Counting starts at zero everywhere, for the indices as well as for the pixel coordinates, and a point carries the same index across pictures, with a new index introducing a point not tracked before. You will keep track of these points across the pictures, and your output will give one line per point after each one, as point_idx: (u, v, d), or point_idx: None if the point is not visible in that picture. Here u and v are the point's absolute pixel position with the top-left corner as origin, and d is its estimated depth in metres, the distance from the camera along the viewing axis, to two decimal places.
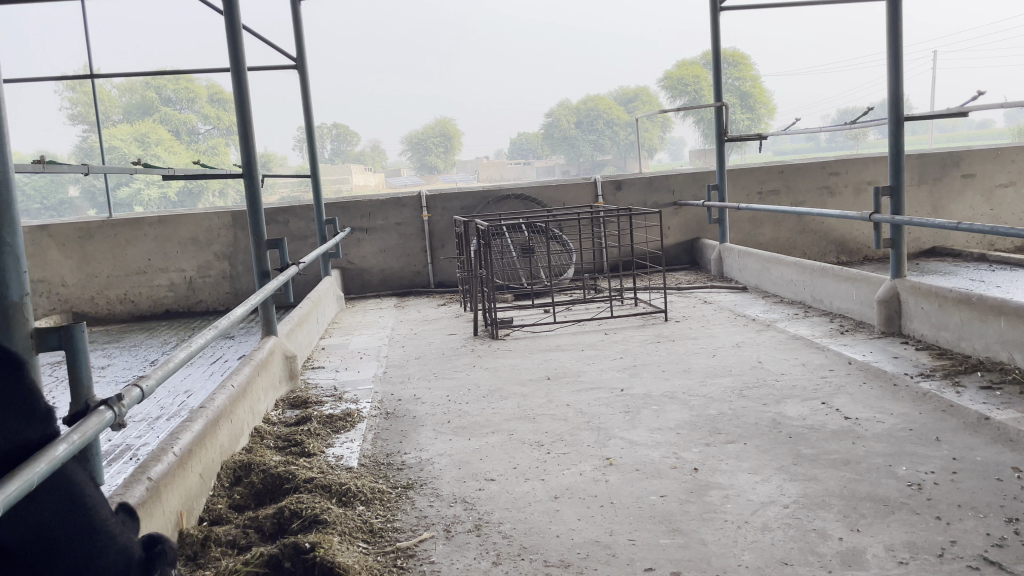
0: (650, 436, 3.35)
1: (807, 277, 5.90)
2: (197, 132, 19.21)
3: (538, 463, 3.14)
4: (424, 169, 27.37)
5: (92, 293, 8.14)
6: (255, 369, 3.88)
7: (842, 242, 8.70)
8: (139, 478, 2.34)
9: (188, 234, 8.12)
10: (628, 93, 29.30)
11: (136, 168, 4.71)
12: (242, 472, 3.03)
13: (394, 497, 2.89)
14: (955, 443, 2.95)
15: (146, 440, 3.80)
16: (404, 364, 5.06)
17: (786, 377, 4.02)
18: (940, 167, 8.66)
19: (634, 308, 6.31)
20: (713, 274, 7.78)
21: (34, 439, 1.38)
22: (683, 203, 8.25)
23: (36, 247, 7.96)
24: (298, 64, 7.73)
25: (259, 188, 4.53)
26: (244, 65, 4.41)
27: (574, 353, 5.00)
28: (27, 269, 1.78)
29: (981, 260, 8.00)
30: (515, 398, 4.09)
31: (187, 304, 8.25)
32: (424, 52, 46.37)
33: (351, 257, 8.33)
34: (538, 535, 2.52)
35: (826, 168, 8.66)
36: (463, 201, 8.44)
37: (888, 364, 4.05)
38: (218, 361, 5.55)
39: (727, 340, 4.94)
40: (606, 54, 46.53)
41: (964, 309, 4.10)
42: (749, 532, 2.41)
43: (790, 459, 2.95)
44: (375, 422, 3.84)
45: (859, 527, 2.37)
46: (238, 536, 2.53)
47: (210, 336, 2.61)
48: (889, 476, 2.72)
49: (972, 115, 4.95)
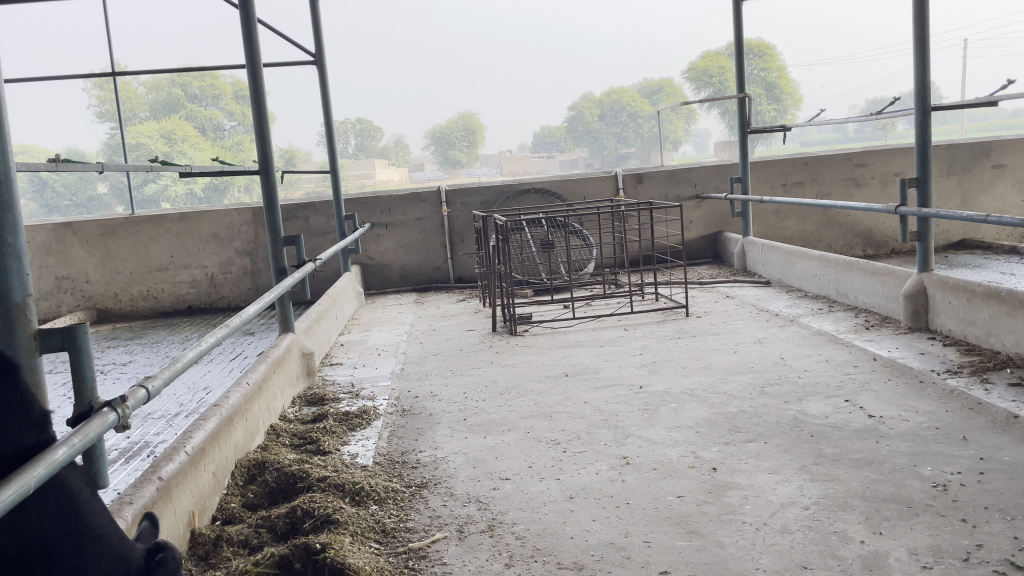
0: (668, 434, 3.29)
1: (831, 271, 5.80)
2: (223, 128, 19.15)
3: (554, 462, 3.10)
4: (447, 163, 27.40)
5: (116, 290, 8.22)
6: (272, 366, 3.88)
7: (868, 235, 8.55)
8: (150, 477, 2.33)
9: (209, 231, 8.18)
10: (651, 86, 29.00)
11: (153, 166, 4.67)
12: (256, 471, 3.02)
13: (407, 496, 2.87)
14: (982, 442, 2.86)
15: (164, 437, 3.83)
16: (422, 360, 5.04)
17: (809, 374, 3.94)
18: (970, 157, 8.47)
19: (655, 303, 6.24)
20: (736, 268, 7.67)
21: (29, 444, 1.35)
22: (706, 196, 8.14)
23: (60, 244, 8.05)
24: (316, 60, 7.72)
25: (275, 185, 4.53)
26: (259, 63, 4.41)
27: (593, 349, 4.95)
28: (29, 271, 1.78)
29: (1012, 252, 7.81)
30: (533, 395, 4.06)
31: (209, 300, 8.31)
32: (446, 47, 46.36)
33: (371, 252, 8.33)
34: (552, 536, 2.47)
35: (851, 159, 8.51)
36: (483, 196, 8.41)
37: (914, 360, 3.96)
38: (237, 357, 5.57)
39: (750, 336, 4.86)
40: (628, 47, 46.24)
41: (992, 304, 3.99)
42: (767, 535, 2.35)
43: (812, 459, 2.88)
44: (392, 419, 3.82)
45: (881, 530, 2.31)
46: (250, 535, 2.52)
47: (221, 336, 2.58)
48: (913, 476, 2.64)
49: (1002, 104, 4.80)
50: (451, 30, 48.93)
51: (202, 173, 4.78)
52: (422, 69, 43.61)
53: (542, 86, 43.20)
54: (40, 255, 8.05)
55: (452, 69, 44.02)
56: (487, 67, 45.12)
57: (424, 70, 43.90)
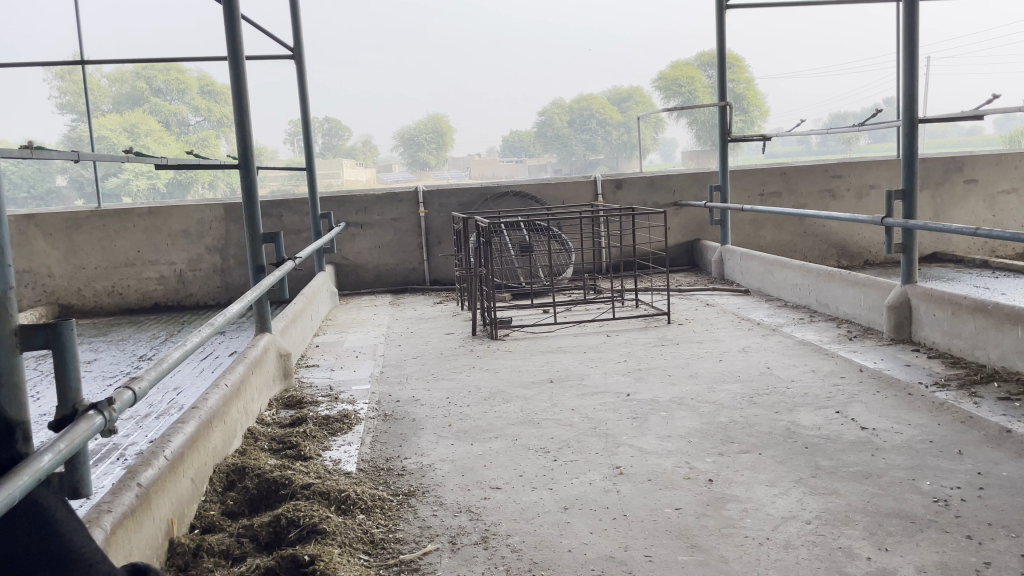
0: (660, 444, 3.23)
1: (812, 280, 5.80)
2: (188, 123, 17.39)
3: (546, 471, 3.02)
4: (417, 165, 27.03)
5: (79, 285, 7.95)
6: (249, 367, 3.74)
7: (843, 246, 8.63)
8: (128, 484, 2.20)
9: (179, 226, 7.96)
10: (621, 92, 28.66)
11: (127, 156, 4.47)
12: (236, 477, 2.89)
13: (395, 505, 2.76)
14: (978, 456, 2.85)
15: (134, 440, 3.66)
16: (401, 364, 4.92)
17: (797, 384, 3.91)
18: (944, 171, 8.61)
19: (636, 309, 6.22)
20: (714, 276, 7.70)
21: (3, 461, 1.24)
22: (685, 203, 8.16)
23: (22, 237, 7.78)
24: (296, 54, 7.56)
25: (256, 179, 4.37)
26: (243, 54, 4.26)
27: (576, 355, 4.90)
28: (10, 262, 1.62)
29: (984, 266, 7.95)
30: (518, 401, 3.97)
31: (176, 297, 8.08)
32: (416, 46, 45.77)
33: (345, 252, 8.19)
34: (549, 549, 2.39)
35: (828, 171, 8.59)
36: (461, 197, 8.30)
37: (900, 372, 3.96)
38: (209, 357, 5.41)
39: (734, 345, 4.84)
40: (600, 51, 46.19)
41: (978, 318, 4.01)
42: (772, 550, 2.29)
43: (809, 471, 2.84)
44: (374, 424, 3.71)
45: (887, 546, 2.26)
46: (232, 545, 2.40)
47: (206, 335, 2.44)
48: (913, 491, 2.61)
49: (986, 118, 4.86)
50: (421, 31, 48.36)
51: (179, 166, 4.60)
52: (399, 66, 43.17)
53: (519, 86, 42.93)
54: None
55: (429, 68, 43.64)
56: (464, 66, 44.83)
57: (400, 68, 43.50)
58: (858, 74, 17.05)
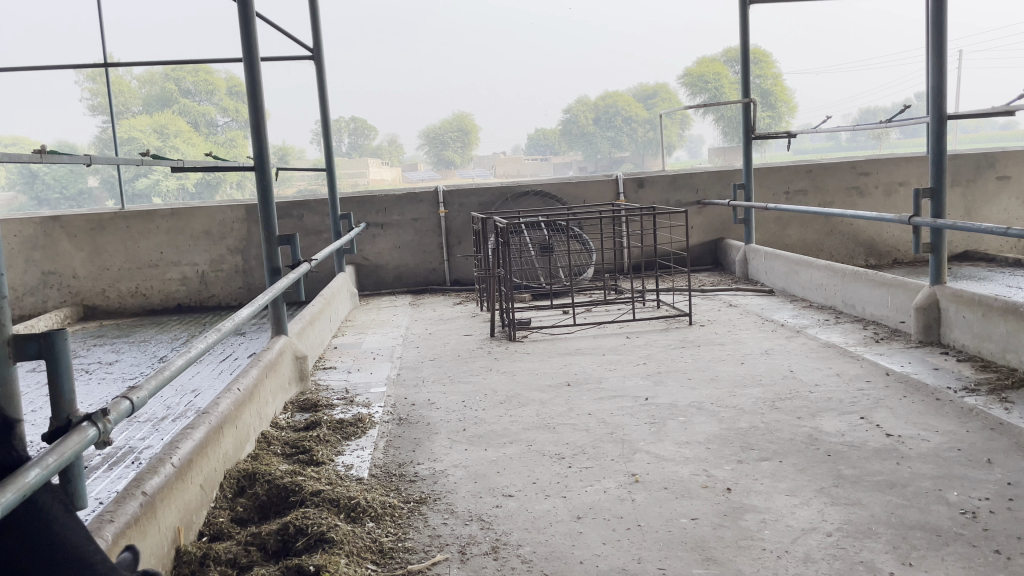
0: (677, 451, 3.15)
1: (838, 280, 5.67)
2: (215, 124, 17.60)
3: (560, 479, 2.96)
4: (440, 163, 26.89)
5: (103, 286, 8.03)
6: (264, 370, 3.72)
7: (871, 244, 8.46)
8: (133, 492, 2.18)
9: (201, 227, 8.02)
10: (647, 90, 28.37)
11: (144, 159, 4.45)
12: (246, 482, 2.87)
13: (405, 513, 2.72)
14: (1008, 465, 2.75)
15: (149, 443, 3.66)
16: (418, 366, 4.88)
17: (821, 388, 3.82)
18: (975, 168, 8.40)
19: (656, 310, 6.13)
20: (738, 275, 7.58)
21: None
22: (708, 202, 8.04)
23: (47, 239, 7.87)
24: (315, 55, 7.56)
25: (270, 181, 4.34)
26: (257, 55, 4.25)
27: (596, 357, 4.83)
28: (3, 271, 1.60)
29: (1017, 265, 7.74)
30: (534, 405, 3.91)
31: (199, 298, 8.14)
32: (441, 46, 45.76)
33: (366, 252, 8.19)
34: (560, 561, 2.33)
35: (856, 168, 8.42)
36: (481, 197, 8.25)
37: (928, 376, 3.84)
38: (228, 359, 5.42)
39: (756, 347, 4.74)
40: (625, 47, 45.84)
41: (1009, 320, 3.87)
42: (790, 563, 2.21)
43: (831, 480, 2.75)
44: (387, 429, 3.67)
45: (911, 560, 2.17)
46: (239, 553, 2.37)
47: (212, 341, 2.42)
48: (939, 502, 2.52)
49: (1018, 112, 4.70)
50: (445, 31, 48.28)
51: (196, 168, 4.58)
52: (423, 66, 43.16)
53: (543, 83, 42.72)
54: (25, 250, 7.87)
55: (453, 67, 43.56)
56: (489, 64, 44.68)
57: (424, 67, 43.46)
58: (891, 69, 16.69)
